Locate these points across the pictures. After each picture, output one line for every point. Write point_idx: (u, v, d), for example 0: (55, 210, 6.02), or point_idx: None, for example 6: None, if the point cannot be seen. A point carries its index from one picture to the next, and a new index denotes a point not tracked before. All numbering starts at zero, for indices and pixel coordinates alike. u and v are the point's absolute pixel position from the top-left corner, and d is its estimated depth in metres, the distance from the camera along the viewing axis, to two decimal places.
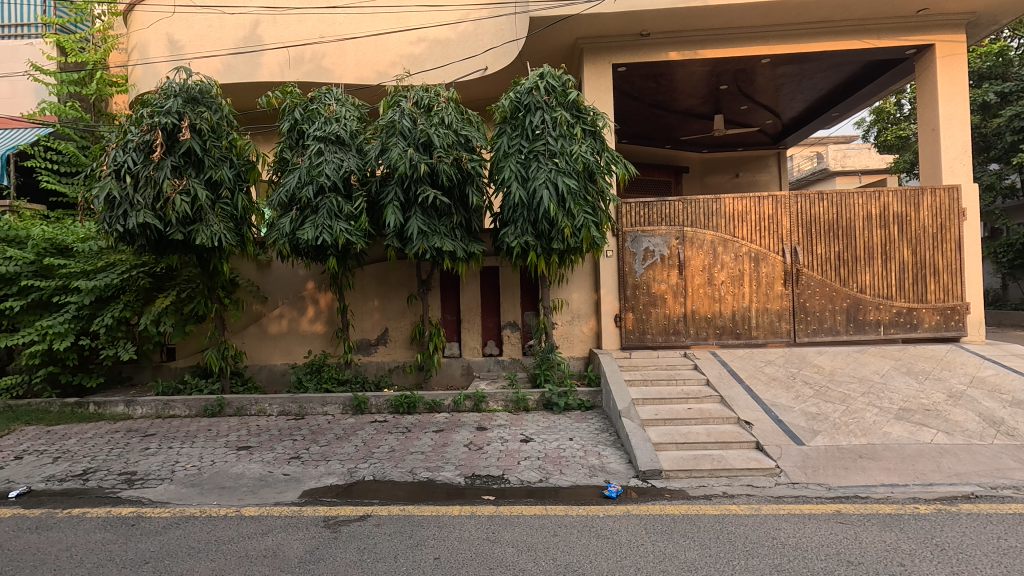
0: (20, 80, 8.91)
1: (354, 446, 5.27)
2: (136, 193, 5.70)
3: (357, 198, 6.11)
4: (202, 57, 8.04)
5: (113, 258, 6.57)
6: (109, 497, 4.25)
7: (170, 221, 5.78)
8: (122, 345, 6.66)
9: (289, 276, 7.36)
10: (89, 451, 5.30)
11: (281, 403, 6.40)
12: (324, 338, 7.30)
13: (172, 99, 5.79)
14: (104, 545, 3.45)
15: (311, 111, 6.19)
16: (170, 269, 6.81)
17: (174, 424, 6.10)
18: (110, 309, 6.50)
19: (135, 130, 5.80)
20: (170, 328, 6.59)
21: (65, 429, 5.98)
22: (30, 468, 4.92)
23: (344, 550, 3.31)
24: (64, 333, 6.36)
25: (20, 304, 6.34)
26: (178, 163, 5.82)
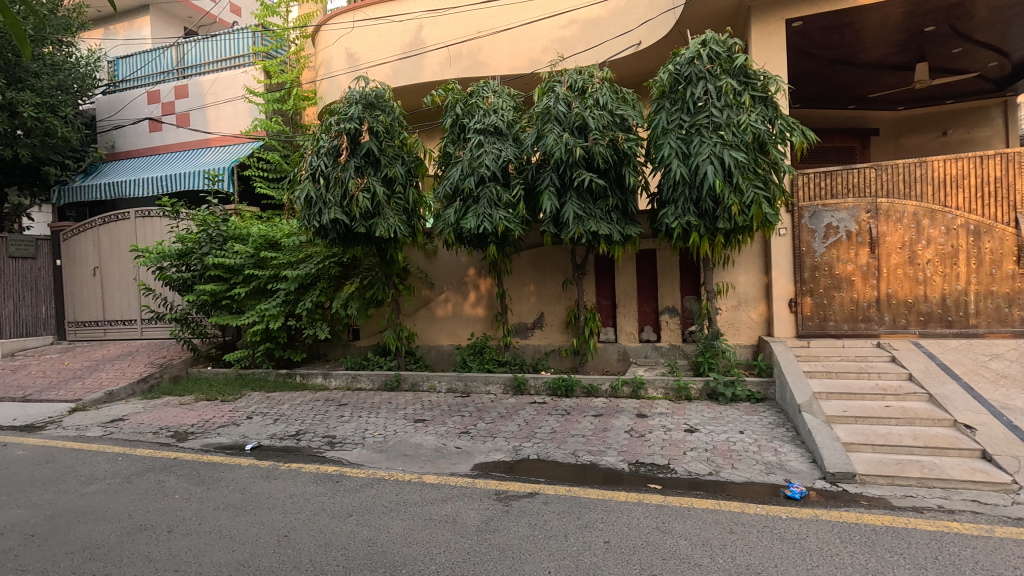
0: (240, 103, 10.42)
1: (518, 425, 5.50)
2: (328, 193, 6.46)
3: (515, 185, 6.29)
4: (375, 65, 8.86)
5: (310, 250, 7.56)
6: (317, 455, 4.96)
7: (354, 216, 6.47)
8: (319, 326, 7.69)
9: (453, 263, 7.86)
10: (300, 415, 6.24)
11: (449, 380, 6.90)
12: (485, 321, 7.70)
13: (354, 106, 6.46)
14: (317, 497, 4.03)
15: (471, 104, 6.49)
16: (354, 259, 7.66)
17: (361, 396, 6.92)
18: (310, 295, 7.53)
19: (325, 137, 6.56)
20: (355, 311, 7.45)
21: (280, 396, 7.10)
22: (258, 426, 5.93)
23: (517, 523, 3.47)
24: (277, 314, 7.52)
25: (245, 290, 7.63)
26: (360, 163, 6.48)
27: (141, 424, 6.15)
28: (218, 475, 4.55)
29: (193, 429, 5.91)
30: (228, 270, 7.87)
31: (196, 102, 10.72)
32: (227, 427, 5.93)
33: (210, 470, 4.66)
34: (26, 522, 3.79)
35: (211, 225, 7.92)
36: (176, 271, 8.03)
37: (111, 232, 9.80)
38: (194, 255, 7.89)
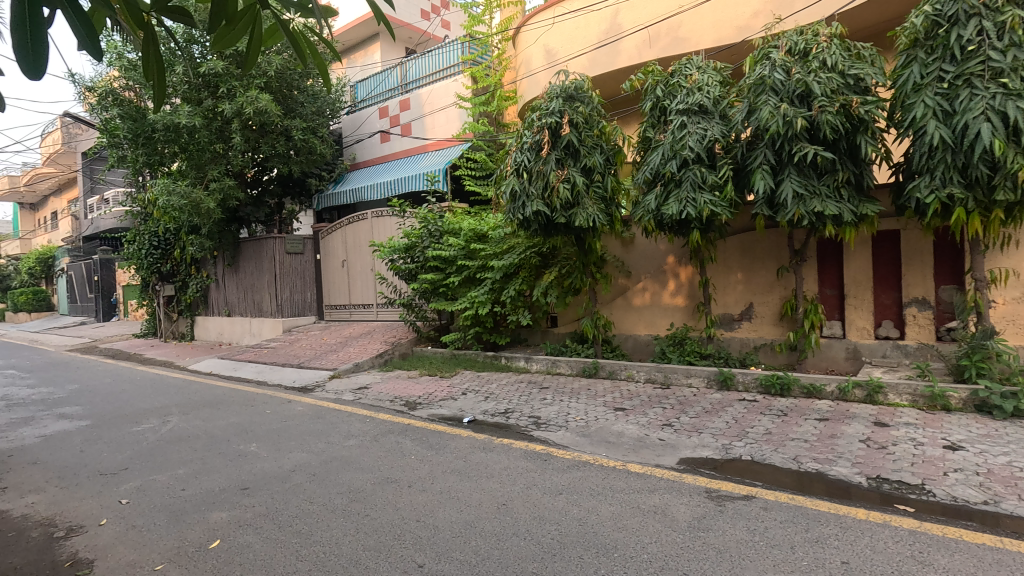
0: (451, 110, 11.51)
1: (725, 422, 5.17)
2: (530, 186, 6.78)
3: (722, 166, 5.86)
4: (572, 58, 9.03)
5: (513, 242, 8.05)
6: (525, 433, 5.30)
7: (555, 207, 6.69)
8: (521, 312, 8.18)
9: (651, 251, 7.66)
10: (507, 395, 6.72)
11: (648, 370, 6.77)
12: (686, 312, 7.37)
13: (555, 100, 6.68)
14: (527, 472, 4.31)
15: (672, 85, 6.20)
16: (553, 249, 7.94)
17: (562, 380, 7.19)
18: (513, 283, 8.03)
19: (528, 133, 6.90)
20: (554, 299, 7.74)
21: (489, 375, 7.74)
22: (472, 402, 6.55)
23: (732, 525, 3.26)
24: (485, 301, 8.19)
25: (458, 279, 8.45)
26: (560, 155, 6.68)
27: (380, 392, 7.27)
28: (443, 442, 5.15)
29: (420, 400, 6.79)
30: (444, 261, 8.79)
31: (417, 113, 12.13)
32: (447, 400, 6.67)
33: (437, 437, 5.30)
34: (308, 463, 4.77)
35: (430, 222, 8.95)
36: (403, 262, 9.18)
37: (354, 230, 11.66)
38: (417, 248, 8.98)
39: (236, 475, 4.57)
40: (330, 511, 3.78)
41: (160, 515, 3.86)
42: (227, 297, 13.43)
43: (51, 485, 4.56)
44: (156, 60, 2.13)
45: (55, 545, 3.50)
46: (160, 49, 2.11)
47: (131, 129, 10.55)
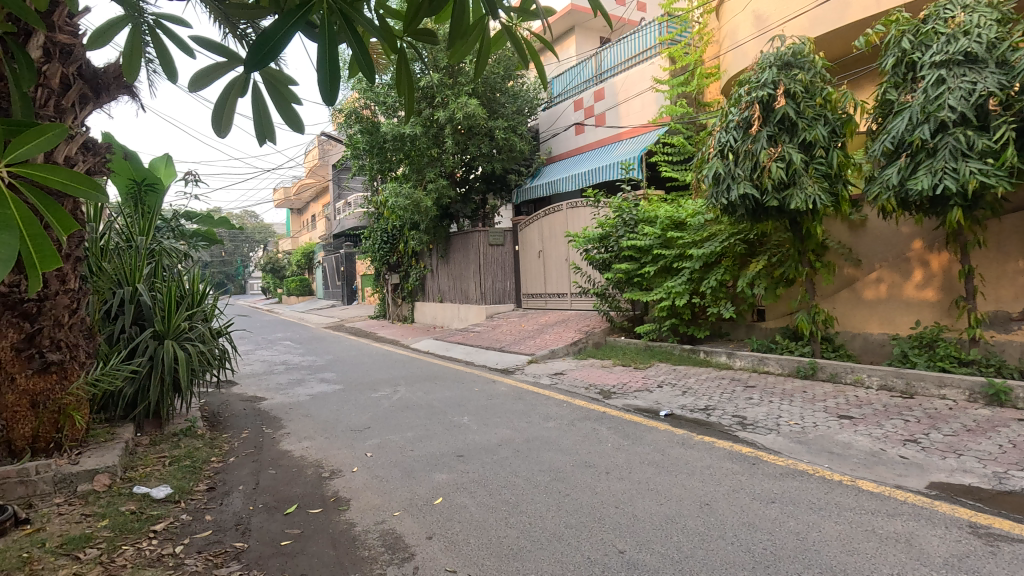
0: (647, 94, 11.22)
1: (997, 445, 4.17)
2: (737, 167, 6.28)
3: (998, 126, 4.70)
4: (787, 21, 8.10)
5: (715, 229, 7.55)
6: (729, 433, 4.96)
7: (766, 189, 6.09)
8: (723, 304, 7.64)
9: (889, 235, 6.55)
10: (706, 391, 6.36)
11: (883, 376, 5.79)
12: (938, 308, 6.12)
13: (768, 70, 6.09)
14: (733, 474, 4.03)
15: (926, 33, 5.15)
16: (762, 235, 7.24)
17: (771, 380, 6.54)
18: (714, 273, 7.53)
19: (734, 110, 6.39)
20: (762, 291, 7.06)
21: (686, 369, 7.41)
22: (669, 395, 6.34)
23: (1011, 572, 2.63)
24: (683, 292, 7.82)
25: (653, 268, 8.22)
26: (773, 131, 6.05)
27: (576, 379, 7.48)
28: (640, 434, 5.10)
29: (614, 389, 6.81)
30: (638, 250, 8.63)
31: (612, 102, 12.07)
32: (642, 391, 6.58)
33: (634, 428, 5.26)
34: (512, 440, 5.14)
35: (625, 210, 8.84)
36: (597, 252, 9.21)
37: (550, 222, 12.11)
38: (611, 238, 8.94)
39: (452, 444, 5.13)
40: (534, 486, 4.02)
41: (395, 470, 4.53)
42: (439, 285, 15.08)
43: (318, 434, 5.68)
44: (407, 78, 2.52)
45: (323, 483, 4.35)
46: (410, 68, 2.47)
47: (368, 142, 12.45)
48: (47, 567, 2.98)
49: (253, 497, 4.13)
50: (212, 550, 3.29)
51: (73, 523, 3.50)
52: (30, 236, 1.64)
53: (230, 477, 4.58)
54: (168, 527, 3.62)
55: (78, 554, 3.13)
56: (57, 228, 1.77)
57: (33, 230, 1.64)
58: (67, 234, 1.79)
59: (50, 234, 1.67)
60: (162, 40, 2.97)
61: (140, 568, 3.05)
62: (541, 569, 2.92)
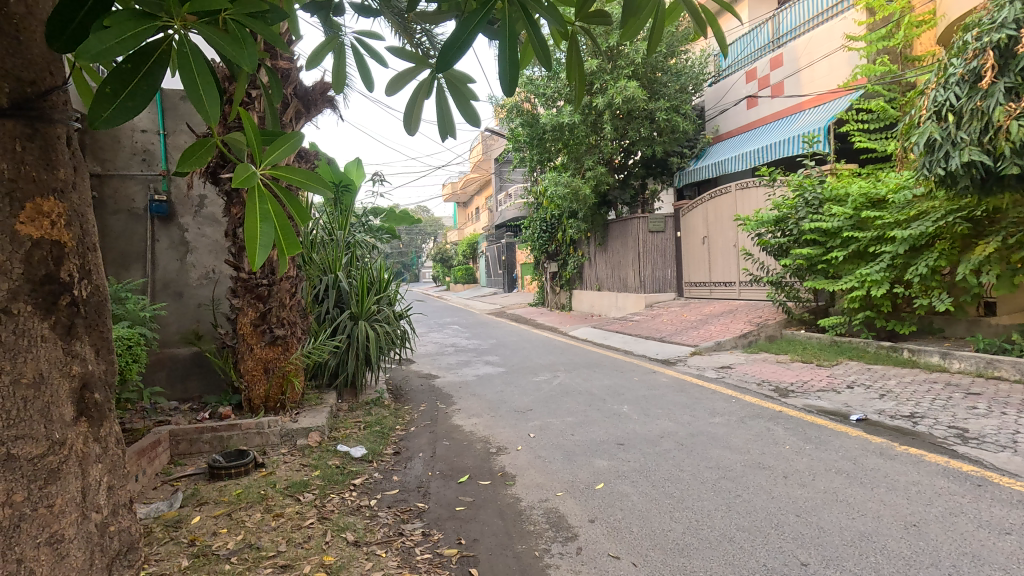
0: (838, 56, 9.89)
1: None
2: (960, 130, 5.23)
3: None
4: None
5: (927, 206, 6.39)
6: (944, 447, 4.20)
7: (1003, 153, 4.99)
8: (937, 295, 6.45)
9: None
10: (912, 395, 5.45)
11: None
12: None
13: (1007, 7, 4.96)
14: (951, 495, 3.41)
15: None
16: (995, 211, 5.95)
17: (1003, 387, 5.37)
18: (925, 258, 6.37)
19: (958, 61, 5.32)
20: (994, 279, 5.82)
21: (884, 369, 6.42)
22: (862, 397, 5.56)
23: None
24: (881, 280, 6.78)
25: (842, 254, 7.24)
26: (1014, 83, 4.89)
27: (746, 374, 6.94)
28: (825, 438, 4.55)
29: (792, 387, 6.18)
30: (824, 233, 7.66)
31: (792, 68, 10.85)
32: (827, 391, 5.87)
33: (817, 431, 4.72)
34: (675, 432, 4.95)
35: (807, 189, 7.88)
36: (773, 237, 8.36)
37: (716, 205, 11.32)
38: (789, 220, 8.04)
39: (613, 432, 5.10)
40: (701, 482, 3.83)
41: (557, 452, 4.65)
42: (597, 274, 15.02)
43: (485, 412, 6.06)
44: (578, 64, 2.51)
45: (490, 458, 4.64)
46: (581, 53, 2.46)
47: (529, 133, 12.80)
48: (278, 503, 3.63)
49: (431, 464, 4.57)
50: (399, 507, 3.72)
51: (294, 470, 4.22)
52: (282, 229, 1.94)
53: (411, 444, 5.12)
54: (364, 482, 4.17)
55: (299, 496, 3.76)
56: (295, 217, 2.12)
57: (284, 224, 1.94)
58: (304, 223, 2.14)
59: (296, 227, 1.97)
60: (362, 57, 3.35)
61: (345, 514, 3.56)
62: (710, 569, 2.78)
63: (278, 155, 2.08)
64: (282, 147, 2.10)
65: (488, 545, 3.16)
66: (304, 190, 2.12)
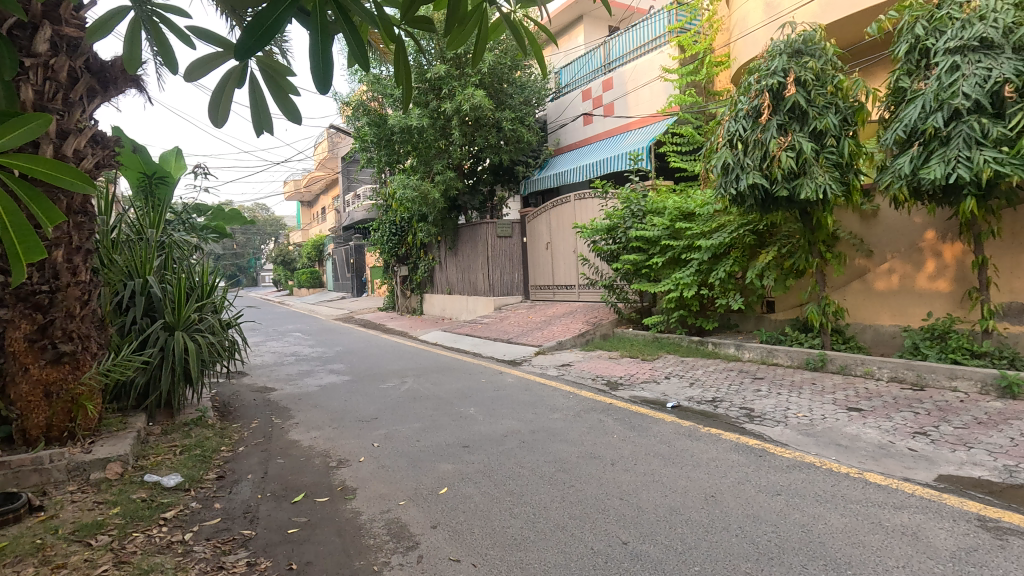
0: (656, 84, 11.12)
1: (1009, 438, 4.12)
2: (746, 157, 6.20)
3: (1015, 113, 4.63)
4: (803, 6, 7.87)
5: (724, 219, 7.47)
6: (737, 425, 4.94)
7: (776, 178, 6.02)
8: (732, 296, 7.58)
9: (903, 225, 6.41)
10: (714, 382, 6.34)
11: (893, 367, 5.74)
12: (950, 300, 5.97)
13: (778, 58, 6.02)
14: (740, 466, 4.02)
15: (940, 18, 5.06)
16: (772, 226, 7.14)
17: (779, 372, 6.50)
18: (723, 264, 7.44)
19: (744, 99, 6.32)
20: (772, 282, 6.99)
21: (693, 361, 7.36)
22: (676, 387, 6.32)
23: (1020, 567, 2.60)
24: (691, 283, 7.77)
25: (661, 260, 8.16)
26: (783, 120, 5.98)
27: (583, 370, 7.49)
28: (647, 425, 5.09)
29: (621, 381, 6.81)
30: (647, 241, 8.55)
31: (620, 91, 11.96)
32: (649, 382, 6.59)
33: (640, 420, 5.26)
34: (519, 430, 5.16)
35: (633, 202, 8.77)
36: (606, 244, 9.14)
37: (558, 213, 12.06)
38: (619, 229, 8.87)
39: (459, 434, 5.16)
40: (539, 476, 4.04)
41: (402, 459, 4.57)
42: (448, 278, 15.11)
43: (327, 425, 5.73)
44: (405, 68, 2.50)
45: (330, 472, 4.40)
46: (408, 57, 2.44)
47: (376, 134, 12.53)
48: (61, 552, 3.05)
49: (261, 486, 4.19)
50: (220, 538, 3.34)
51: (85, 509, 3.57)
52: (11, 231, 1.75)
53: (239, 466, 4.65)
54: (178, 514, 3.68)
55: (90, 540, 3.20)
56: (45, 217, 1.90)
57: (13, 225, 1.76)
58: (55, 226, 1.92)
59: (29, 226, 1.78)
60: (162, 32, 2.96)
61: (151, 555, 3.10)
62: (544, 559, 2.93)
63: (7, 139, 1.79)
64: (15, 128, 1.81)
65: (324, 566, 2.98)
66: (52, 183, 1.90)
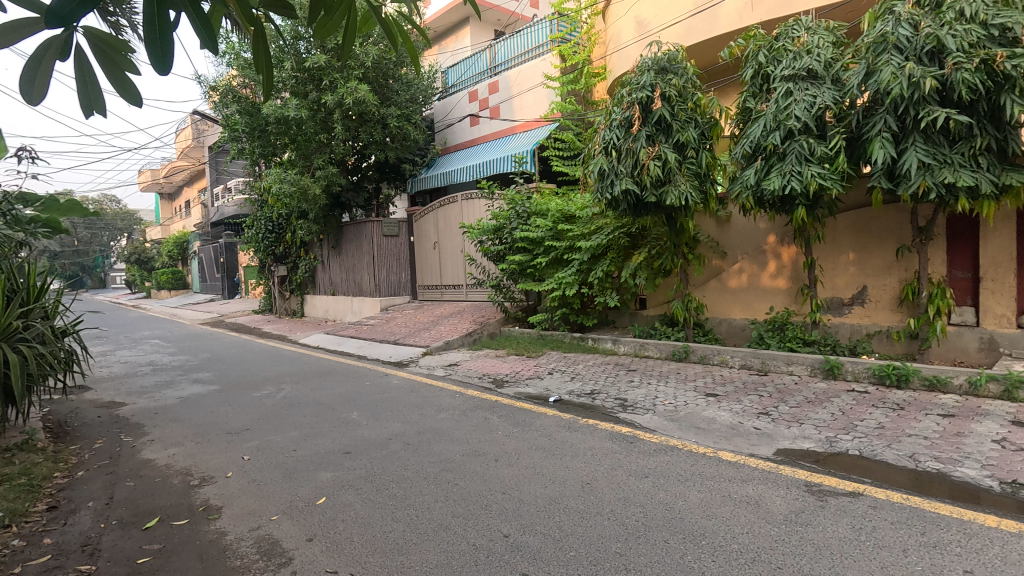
0: (539, 90, 11.50)
1: (831, 413, 4.82)
2: (619, 164, 6.62)
3: (833, 136, 5.41)
4: (668, 27, 8.60)
5: (601, 222, 7.92)
6: (612, 415, 5.27)
7: (645, 185, 6.49)
8: (609, 294, 8.06)
9: (750, 230, 7.20)
10: (593, 376, 6.71)
11: (743, 356, 6.46)
12: (788, 295, 6.85)
13: (646, 73, 6.51)
14: (614, 453, 4.30)
15: (777, 49, 5.78)
16: (643, 229, 7.70)
17: (650, 363, 7.04)
18: (601, 264, 7.89)
19: (617, 109, 6.74)
20: (643, 281, 7.54)
21: (575, 356, 7.73)
22: (558, 381, 6.60)
23: (835, 522, 3.06)
24: (572, 282, 8.14)
25: (545, 260, 8.46)
26: (651, 131, 6.47)
27: (470, 369, 7.54)
28: (530, 420, 5.26)
29: (507, 378, 6.96)
30: (531, 242, 8.82)
31: (505, 95, 12.21)
32: (533, 378, 6.81)
33: (524, 415, 5.42)
34: (404, 433, 5.07)
35: (518, 203, 9.01)
36: (492, 244, 9.30)
37: (445, 213, 12.03)
38: (505, 230, 9.07)
39: (340, 441, 4.95)
40: (423, 478, 4.00)
41: (276, 472, 4.29)
42: (331, 277, 14.45)
43: (188, 440, 5.21)
44: (265, 51, 2.34)
45: (191, 491, 4.01)
46: (269, 41, 2.30)
47: (248, 123, 11.62)
48: None
49: (105, 513, 3.70)
50: None
51: None
52: None
53: (77, 493, 4.07)
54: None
55: None
56: None
57: None
58: None
59: None
60: None
61: None
62: (426, 560, 2.91)
63: None
64: None
65: None
66: None
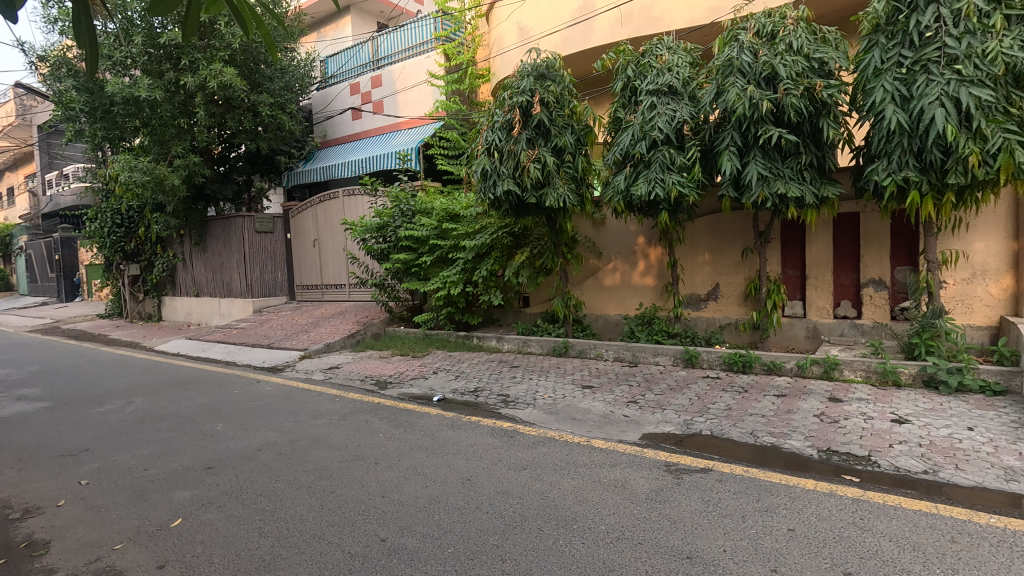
0: (424, 87, 11.39)
1: (689, 398, 5.33)
2: (501, 165, 6.76)
3: (690, 147, 5.96)
4: (547, 35, 8.94)
5: (485, 221, 8.02)
6: (494, 411, 5.38)
7: (526, 186, 6.69)
8: (493, 293, 8.20)
9: (622, 232, 7.71)
10: (477, 373, 6.79)
11: (616, 349, 6.92)
12: (655, 292, 7.45)
13: (526, 79, 6.71)
14: (495, 448, 4.39)
15: (643, 65, 6.25)
16: (525, 229, 7.93)
17: (533, 359, 7.29)
18: (485, 263, 8.01)
19: (499, 111, 6.87)
20: (525, 279, 7.76)
21: (460, 355, 7.77)
22: (443, 380, 6.60)
23: (688, 497, 3.39)
24: (457, 281, 8.17)
25: (430, 259, 8.40)
26: (531, 135, 6.68)
27: (351, 372, 7.27)
28: (412, 421, 5.20)
29: (391, 379, 6.82)
30: (415, 241, 8.71)
31: (389, 89, 11.91)
32: (418, 378, 6.74)
33: (406, 416, 5.35)
34: (276, 442, 4.77)
35: (402, 201, 8.86)
36: (376, 242, 9.07)
37: (325, 209, 11.49)
38: (389, 228, 8.87)
39: (201, 455, 4.53)
40: (296, 488, 3.79)
41: (122, 495, 3.83)
42: (195, 277, 13.17)
43: (8, 467, 4.47)
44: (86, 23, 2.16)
45: (10, 526, 3.45)
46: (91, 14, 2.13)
47: (87, 102, 10.20)
48: None
49: None
50: None
51: None
52: None
53: None
54: None
55: None
56: None
57: None
58: None
59: None
60: None
61: None
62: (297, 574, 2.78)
63: None
64: None
65: None
66: None
